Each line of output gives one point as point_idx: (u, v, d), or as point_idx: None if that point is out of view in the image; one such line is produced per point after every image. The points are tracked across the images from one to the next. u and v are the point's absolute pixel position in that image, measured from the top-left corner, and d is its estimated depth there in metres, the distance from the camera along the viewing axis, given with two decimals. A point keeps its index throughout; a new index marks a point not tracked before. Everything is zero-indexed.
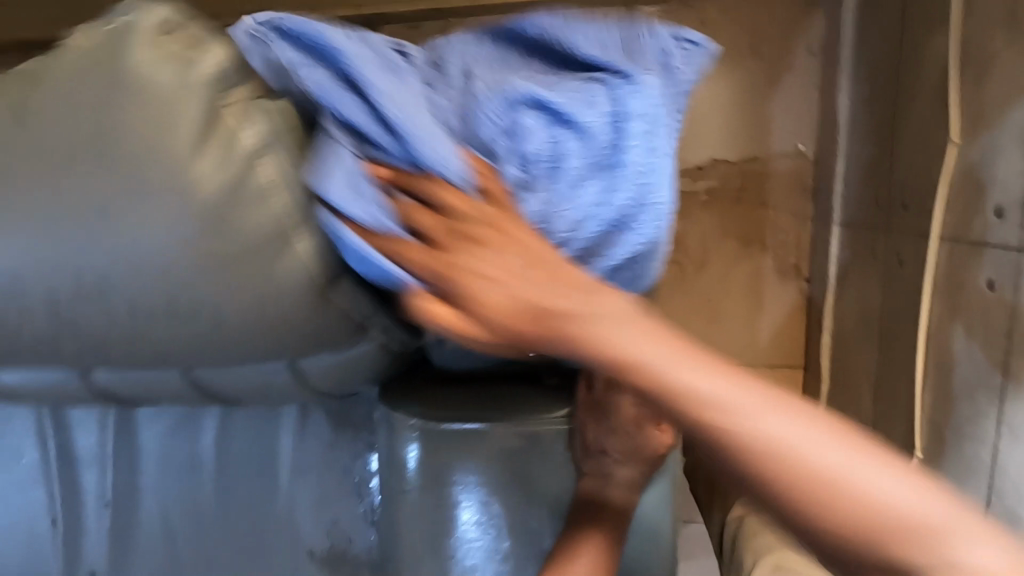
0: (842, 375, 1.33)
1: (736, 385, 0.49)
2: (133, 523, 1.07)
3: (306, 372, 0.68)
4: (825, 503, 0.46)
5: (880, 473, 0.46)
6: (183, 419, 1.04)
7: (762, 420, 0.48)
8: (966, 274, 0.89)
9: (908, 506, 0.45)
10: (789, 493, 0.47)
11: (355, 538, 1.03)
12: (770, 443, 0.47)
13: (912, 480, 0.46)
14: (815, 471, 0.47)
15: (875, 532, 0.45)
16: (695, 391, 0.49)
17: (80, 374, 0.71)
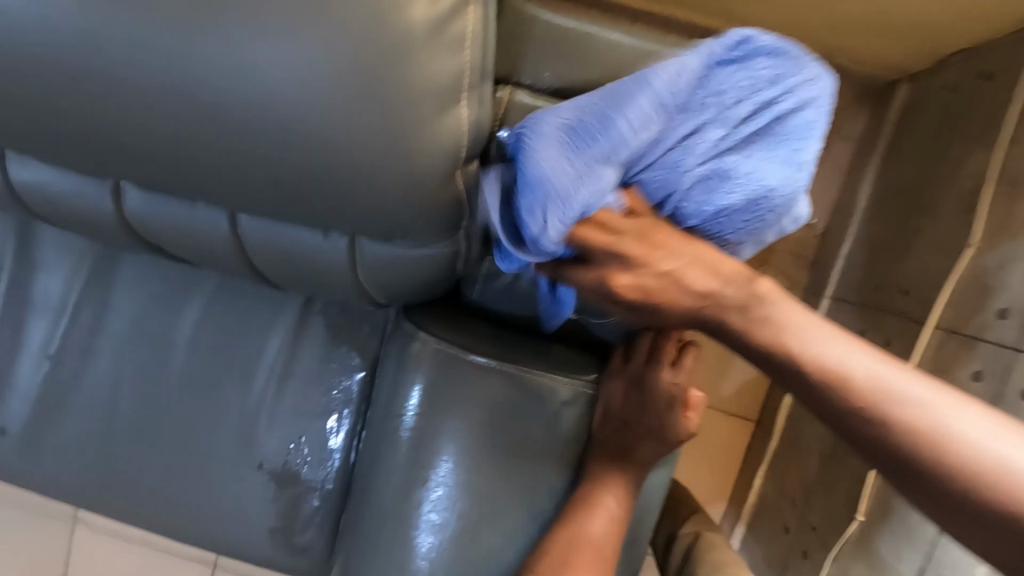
0: (790, 441, 1.35)
1: (859, 349, 0.54)
2: (75, 385, 0.98)
3: (369, 250, 0.65)
4: (946, 466, 0.49)
5: (961, 409, 0.50)
6: (162, 291, 0.96)
7: (899, 385, 0.51)
8: (949, 363, 0.97)
9: (989, 441, 0.49)
10: (906, 444, 0.50)
11: (311, 463, 0.98)
12: (867, 380, 0.52)
13: (997, 421, 0.50)
14: (953, 443, 0.49)
15: (956, 467, 0.49)
16: (809, 351, 0.54)
17: (118, 190, 0.66)
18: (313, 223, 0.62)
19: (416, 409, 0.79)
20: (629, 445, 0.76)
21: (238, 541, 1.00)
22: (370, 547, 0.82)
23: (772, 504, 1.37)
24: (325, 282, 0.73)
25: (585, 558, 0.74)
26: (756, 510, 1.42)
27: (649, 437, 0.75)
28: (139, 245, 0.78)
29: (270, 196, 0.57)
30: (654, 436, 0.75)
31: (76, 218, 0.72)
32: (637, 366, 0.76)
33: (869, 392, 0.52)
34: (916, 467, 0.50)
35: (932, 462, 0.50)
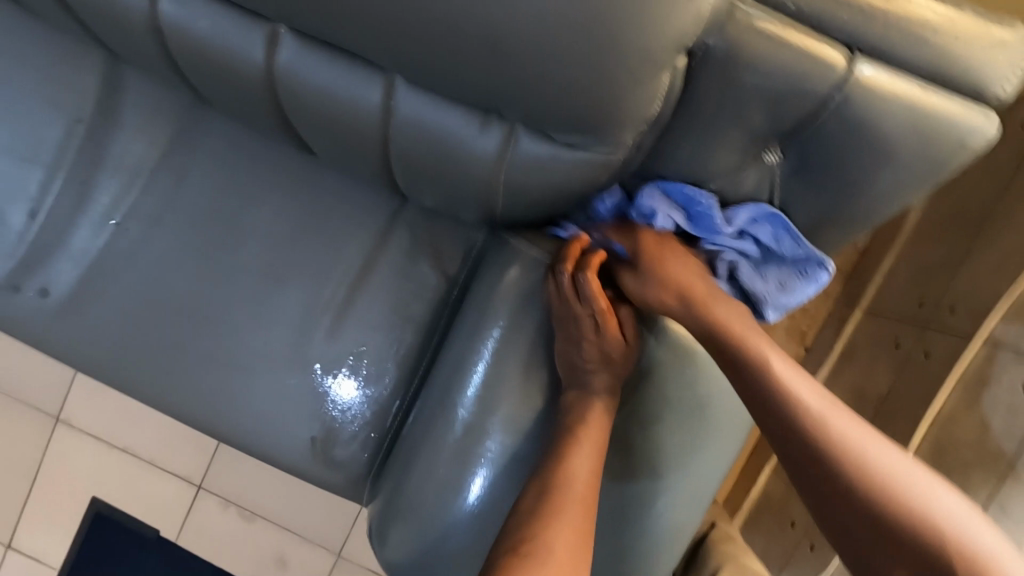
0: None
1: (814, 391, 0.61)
2: (133, 257, 0.94)
3: (525, 144, 0.63)
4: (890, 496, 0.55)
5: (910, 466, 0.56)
6: (247, 177, 0.93)
7: (853, 435, 0.58)
8: (995, 375, 1.03)
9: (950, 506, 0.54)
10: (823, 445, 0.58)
11: (366, 376, 0.95)
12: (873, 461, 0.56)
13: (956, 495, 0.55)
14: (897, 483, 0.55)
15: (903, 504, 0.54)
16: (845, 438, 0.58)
17: (272, 40, 0.63)
18: (479, 104, 0.61)
19: (503, 327, 0.79)
20: (585, 364, 0.71)
21: (274, 446, 0.95)
22: (439, 458, 0.81)
23: (778, 499, 1.38)
24: (450, 178, 0.72)
25: (587, 444, 0.68)
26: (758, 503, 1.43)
27: (599, 357, 0.71)
28: (261, 114, 0.75)
29: (457, 62, 0.56)
30: (604, 352, 0.71)
31: (207, 66, 0.69)
32: (565, 295, 0.70)
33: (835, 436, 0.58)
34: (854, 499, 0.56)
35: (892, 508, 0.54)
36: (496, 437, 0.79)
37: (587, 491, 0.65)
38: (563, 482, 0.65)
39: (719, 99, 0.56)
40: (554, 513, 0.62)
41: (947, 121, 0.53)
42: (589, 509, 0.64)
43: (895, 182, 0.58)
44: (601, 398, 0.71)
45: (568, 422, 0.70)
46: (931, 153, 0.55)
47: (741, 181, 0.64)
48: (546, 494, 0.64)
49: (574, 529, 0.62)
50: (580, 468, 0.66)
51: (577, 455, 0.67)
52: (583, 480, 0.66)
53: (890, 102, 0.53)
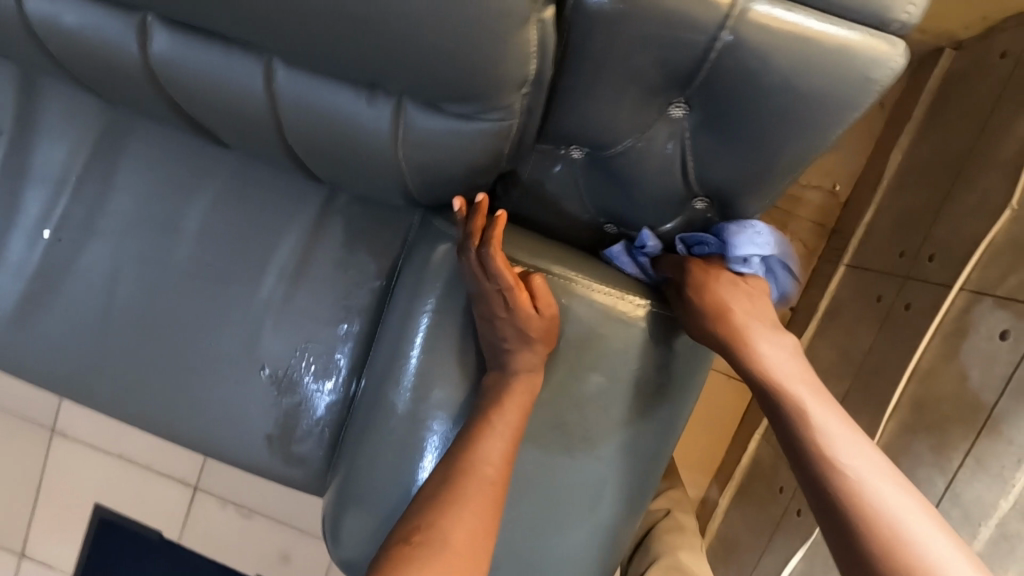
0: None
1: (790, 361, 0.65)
2: (71, 267, 0.93)
3: (415, 118, 0.60)
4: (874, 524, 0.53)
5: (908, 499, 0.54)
6: (176, 177, 0.91)
7: (831, 428, 0.59)
8: (973, 323, 0.97)
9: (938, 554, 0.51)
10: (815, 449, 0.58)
11: (315, 370, 0.93)
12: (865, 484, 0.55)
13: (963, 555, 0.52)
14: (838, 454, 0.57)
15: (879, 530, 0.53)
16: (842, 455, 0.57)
17: (146, 30, 0.60)
18: (359, 79, 0.58)
19: (433, 313, 0.77)
20: (502, 343, 0.69)
21: (230, 446, 0.94)
22: (381, 449, 0.79)
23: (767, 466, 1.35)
24: (357, 162, 0.69)
25: (502, 427, 0.67)
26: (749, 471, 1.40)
27: (516, 335, 0.68)
28: (163, 109, 0.73)
29: (321, 36, 0.52)
30: (520, 330, 0.68)
31: (93, 63, 0.66)
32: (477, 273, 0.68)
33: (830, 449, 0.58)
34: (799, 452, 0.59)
35: (825, 468, 0.57)
36: (440, 425, 0.76)
37: (499, 474, 0.65)
38: (473, 465, 0.64)
39: (602, 50, 0.52)
40: (457, 497, 0.62)
41: (851, 53, 0.48)
42: (495, 493, 0.64)
43: (808, 128, 0.53)
44: (519, 378, 0.69)
45: (495, 406, 0.68)
46: (840, 91, 0.50)
47: (649, 138, 0.60)
48: (453, 479, 0.64)
49: (477, 511, 0.62)
50: (493, 451, 0.66)
51: (491, 437, 0.66)
52: (495, 462, 0.65)
53: (784, 38, 0.48)
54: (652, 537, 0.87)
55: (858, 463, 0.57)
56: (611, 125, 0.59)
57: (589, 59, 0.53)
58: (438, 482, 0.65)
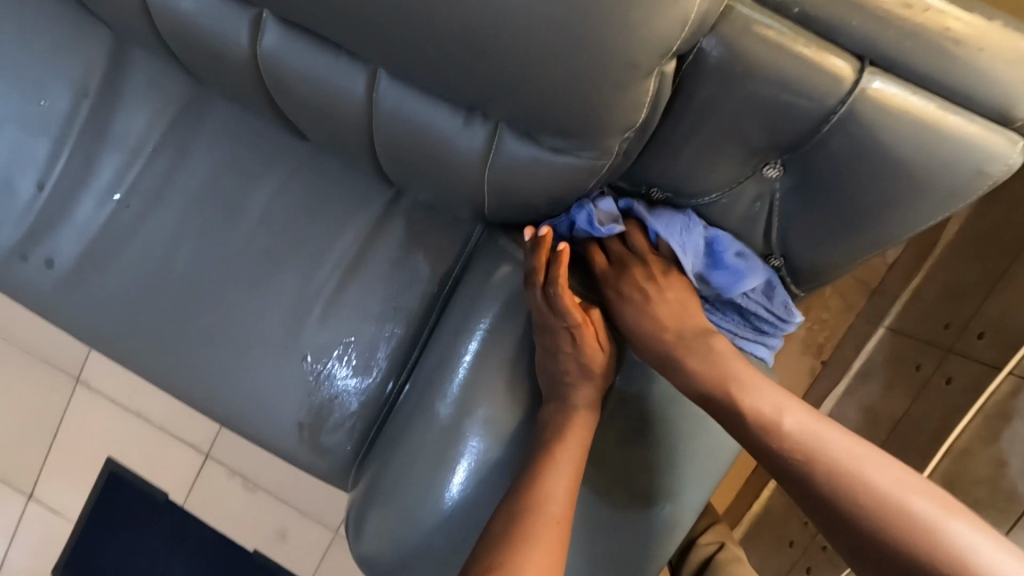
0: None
1: (806, 417, 0.58)
2: (133, 232, 0.95)
3: (509, 143, 0.60)
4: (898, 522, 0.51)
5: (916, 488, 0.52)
6: (247, 159, 0.93)
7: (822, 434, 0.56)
8: (1018, 410, 0.96)
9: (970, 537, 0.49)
10: (809, 459, 0.56)
11: (355, 365, 0.94)
12: (869, 479, 0.53)
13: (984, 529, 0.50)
14: (893, 497, 0.52)
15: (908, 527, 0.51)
16: (847, 462, 0.55)
17: (257, 24, 0.62)
18: (460, 100, 0.58)
19: (486, 330, 0.77)
20: (563, 377, 0.69)
21: (262, 427, 0.96)
22: (416, 456, 0.80)
23: (779, 517, 1.33)
24: (437, 174, 0.69)
25: (565, 461, 0.65)
26: (759, 519, 1.38)
27: (577, 369, 0.69)
28: (253, 96, 0.74)
29: (435, 57, 0.53)
30: (582, 364, 0.69)
31: (197, 46, 0.68)
32: (542, 307, 0.69)
33: (827, 453, 0.55)
34: (829, 505, 0.54)
35: (877, 523, 0.52)
36: (477, 440, 0.77)
37: (564, 511, 0.63)
38: (539, 504, 0.62)
39: (713, 105, 0.52)
40: (524, 539, 0.59)
41: (966, 143, 0.48)
42: (562, 530, 0.61)
43: (908, 210, 0.52)
44: (579, 413, 0.68)
45: (542, 433, 0.68)
46: (948, 178, 0.49)
47: (737, 194, 0.60)
48: (517, 520, 0.61)
49: (547, 554, 0.59)
50: (557, 485, 0.63)
51: (555, 472, 0.64)
52: (560, 499, 0.63)
53: (901, 120, 0.48)
54: (711, 571, 0.86)
55: (869, 462, 0.54)
56: (701, 177, 0.59)
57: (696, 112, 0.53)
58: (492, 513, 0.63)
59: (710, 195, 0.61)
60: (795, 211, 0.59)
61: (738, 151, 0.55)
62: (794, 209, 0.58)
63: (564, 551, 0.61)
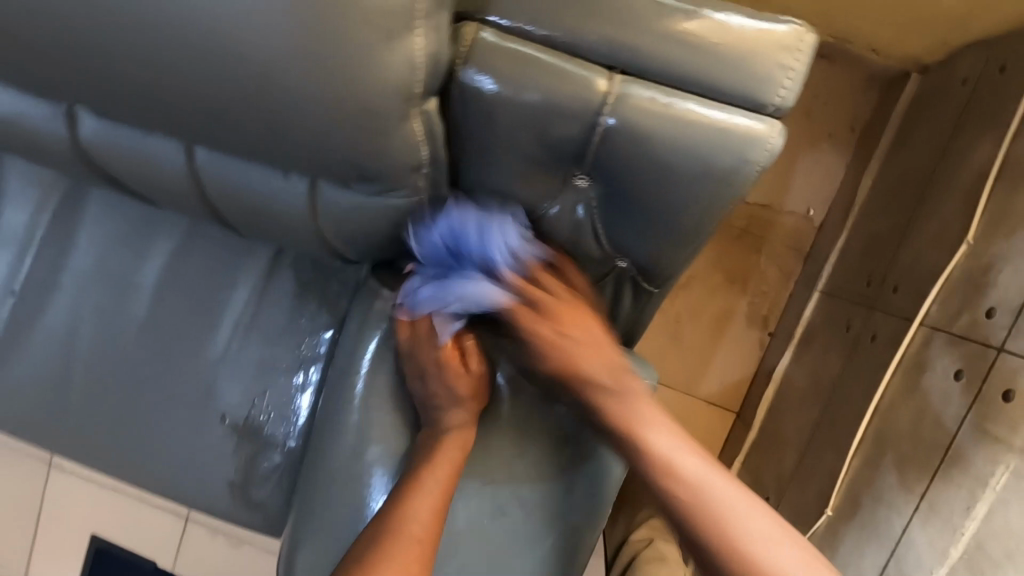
0: (770, 432, 1.31)
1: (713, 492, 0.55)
2: (35, 323, 0.96)
3: (327, 192, 0.61)
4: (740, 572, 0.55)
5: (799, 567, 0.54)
6: (133, 235, 0.94)
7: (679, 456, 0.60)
8: (931, 360, 0.95)
9: None
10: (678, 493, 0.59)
11: (272, 417, 0.95)
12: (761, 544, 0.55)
13: None
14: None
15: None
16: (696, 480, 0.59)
17: (71, 117, 0.63)
18: (267, 160, 0.59)
19: (369, 368, 0.78)
20: (433, 402, 0.69)
21: (192, 493, 0.96)
22: (322, 503, 0.80)
23: None
24: (283, 229, 0.70)
25: (432, 482, 0.66)
26: None
27: (447, 396, 0.69)
28: (103, 181, 0.75)
29: (221, 128, 0.54)
30: (449, 390, 0.69)
31: (28, 143, 0.69)
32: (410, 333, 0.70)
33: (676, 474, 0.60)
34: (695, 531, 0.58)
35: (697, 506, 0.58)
36: (380, 476, 0.77)
37: (427, 530, 0.64)
38: (398, 523, 0.63)
39: (491, 130, 0.53)
40: (381, 556, 0.61)
41: (726, 134, 0.49)
42: (424, 551, 0.63)
43: (700, 204, 0.53)
44: (451, 435, 0.68)
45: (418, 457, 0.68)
46: (722, 168, 0.50)
47: (559, 209, 0.61)
48: (380, 534, 0.63)
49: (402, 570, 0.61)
50: (422, 508, 0.65)
51: (419, 493, 0.65)
52: (424, 520, 0.64)
53: (661, 120, 0.49)
54: None
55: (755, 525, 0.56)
56: (516, 196, 0.60)
57: (481, 139, 0.54)
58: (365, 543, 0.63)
59: (538, 212, 0.62)
60: (615, 218, 0.59)
61: (533, 169, 0.56)
62: (614, 216, 0.59)
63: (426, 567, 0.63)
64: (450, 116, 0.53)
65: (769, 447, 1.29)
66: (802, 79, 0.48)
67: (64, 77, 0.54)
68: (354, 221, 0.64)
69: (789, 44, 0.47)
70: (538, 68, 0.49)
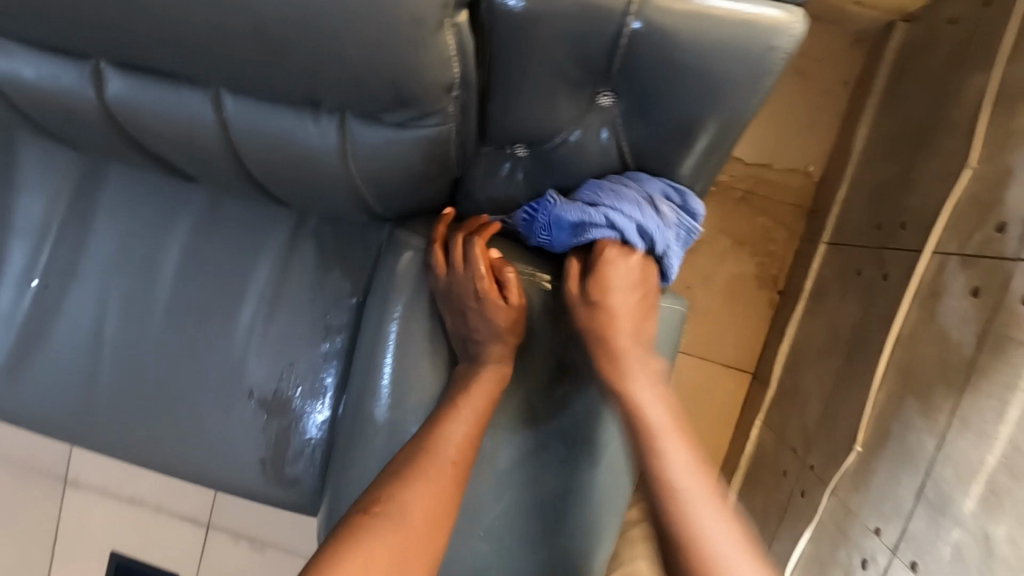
0: (790, 384, 1.32)
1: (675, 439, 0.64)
2: (57, 311, 0.96)
3: (358, 129, 0.62)
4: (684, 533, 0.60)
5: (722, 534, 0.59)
6: (151, 216, 0.95)
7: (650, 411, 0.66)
8: (946, 285, 0.97)
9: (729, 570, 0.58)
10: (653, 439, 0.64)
11: (302, 390, 0.95)
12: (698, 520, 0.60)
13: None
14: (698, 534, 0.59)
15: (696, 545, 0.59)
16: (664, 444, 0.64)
17: (98, 76, 0.64)
18: (299, 101, 0.61)
19: (401, 321, 0.78)
20: (472, 337, 0.71)
21: (224, 472, 0.96)
22: (362, 461, 0.79)
23: (771, 450, 1.33)
24: (311, 181, 0.71)
25: (466, 409, 0.68)
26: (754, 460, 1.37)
27: (487, 330, 0.70)
28: (128, 149, 0.76)
29: (257, 65, 0.55)
30: (489, 322, 0.70)
31: (53, 111, 0.70)
32: (446, 272, 0.71)
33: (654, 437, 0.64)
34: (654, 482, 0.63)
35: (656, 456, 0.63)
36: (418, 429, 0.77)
37: (460, 453, 0.66)
38: (433, 446, 0.65)
39: (519, 45, 0.54)
40: (415, 473, 0.63)
41: (755, 24, 0.50)
42: (458, 473, 0.65)
43: (726, 102, 0.55)
44: (491, 366, 0.71)
45: (455, 390, 0.70)
46: (753, 58, 0.52)
47: (586, 131, 0.62)
48: (414, 458, 0.64)
49: (434, 488, 0.63)
50: (455, 431, 0.67)
51: (453, 418, 0.67)
52: (457, 443, 0.66)
53: (689, 17, 0.51)
54: None
55: (706, 512, 0.60)
56: (544, 120, 0.61)
57: (508, 56, 0.55)
58: (397, 460, 0.65)
59: (565, 136, 0.63)
60: (643, 133, 0.60)
61: (560, 85, 0.57)
62: (642, 130, 0.60)
63: (458, 490, 0.65)
64: (478, 34, 0.55)
65: (791, 399, 1.30)
66: None
67: (98, 25, 0.55)
68: (385, 161, 0.65)
69: None
70: None
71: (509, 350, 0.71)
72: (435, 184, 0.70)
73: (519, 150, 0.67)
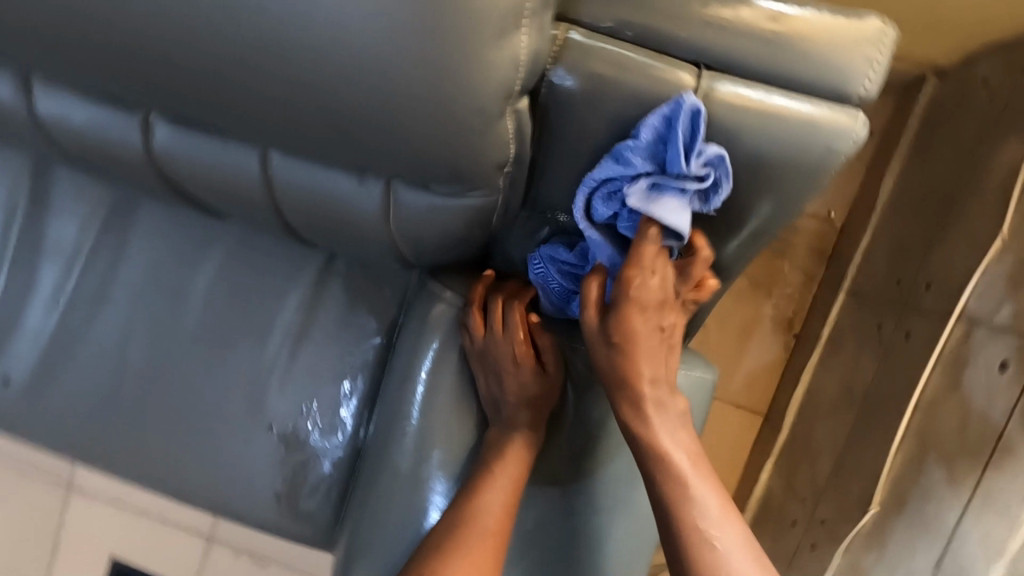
0: (803, 433, 1.31)
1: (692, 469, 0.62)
2: (81, 335, 0.96)
3: (404, 194, 0.62)
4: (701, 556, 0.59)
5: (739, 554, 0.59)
6: (180, 246, 0.95)
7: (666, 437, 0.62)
8: (973, 354, 0.97)
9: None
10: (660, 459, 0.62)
11: (322, 427, 0.95)
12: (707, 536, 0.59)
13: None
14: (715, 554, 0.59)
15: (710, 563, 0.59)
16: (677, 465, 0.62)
17: (147, 125, 0.65)
18: (348, 165, 0.61)
19: (429, 374, 0.77)
20: (502, 399, 0.72)
21: (238, 505, 0.95)
22: (381, 511, 0.79)
23: (781, 498, 1.32)
24: (350, 234, 0.71)
25: (501, 478, 0.69)
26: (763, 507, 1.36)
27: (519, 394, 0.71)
28: (167, 189, 0.76)
29: (310, 133, 0.55)
30: (521, 388, 0.71)
31: (97, 153, 0.70)
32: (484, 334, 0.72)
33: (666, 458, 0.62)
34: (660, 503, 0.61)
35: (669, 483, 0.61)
36: (440, 484, 0.76)
37: (499, 524, 0.67)
38: (473, 516, 0.67)
39: (576, 129, 0.55)
40: (456, 547, 0.65)
41: (815, 124, 0.51)
42: (498, 544, 0.67)
43: (781, 192, 0.55)
44: (521, 433, 0.71)
45: (488, 455, 0.71)
46: (810, 155, 0.52)
47: None
48: (455, 529, 0.67)
49: (477, 561, 0.66)
50: (493, 502, 0.68)
51: (490, 488, 0.68)
52: (495, 513, 0.68)
53: (752, 112, 0.51)
54: None
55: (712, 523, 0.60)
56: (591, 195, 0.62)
57: (564, 136, 0.56)
58: (439, 531, 0.68)
59: None
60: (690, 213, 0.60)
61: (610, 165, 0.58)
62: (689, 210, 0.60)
63: (500, 558, 0.67)
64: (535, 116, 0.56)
65: (804, 449, 1.30)
66: (883, 72, 0.52)
67: (154, 86, 0.56)
68: (428, 226, 0.65)
69: (873, 40, 0.51)
70: (626, 68, 0.52)
71: (539, 417, 0.72)
72: (473, 245, 0.70)
73: (562, 217, 0.67)
